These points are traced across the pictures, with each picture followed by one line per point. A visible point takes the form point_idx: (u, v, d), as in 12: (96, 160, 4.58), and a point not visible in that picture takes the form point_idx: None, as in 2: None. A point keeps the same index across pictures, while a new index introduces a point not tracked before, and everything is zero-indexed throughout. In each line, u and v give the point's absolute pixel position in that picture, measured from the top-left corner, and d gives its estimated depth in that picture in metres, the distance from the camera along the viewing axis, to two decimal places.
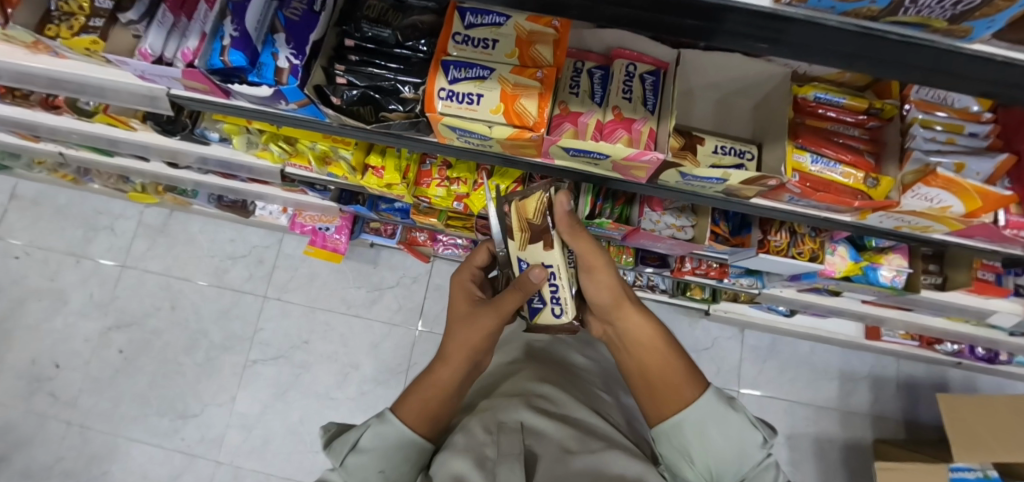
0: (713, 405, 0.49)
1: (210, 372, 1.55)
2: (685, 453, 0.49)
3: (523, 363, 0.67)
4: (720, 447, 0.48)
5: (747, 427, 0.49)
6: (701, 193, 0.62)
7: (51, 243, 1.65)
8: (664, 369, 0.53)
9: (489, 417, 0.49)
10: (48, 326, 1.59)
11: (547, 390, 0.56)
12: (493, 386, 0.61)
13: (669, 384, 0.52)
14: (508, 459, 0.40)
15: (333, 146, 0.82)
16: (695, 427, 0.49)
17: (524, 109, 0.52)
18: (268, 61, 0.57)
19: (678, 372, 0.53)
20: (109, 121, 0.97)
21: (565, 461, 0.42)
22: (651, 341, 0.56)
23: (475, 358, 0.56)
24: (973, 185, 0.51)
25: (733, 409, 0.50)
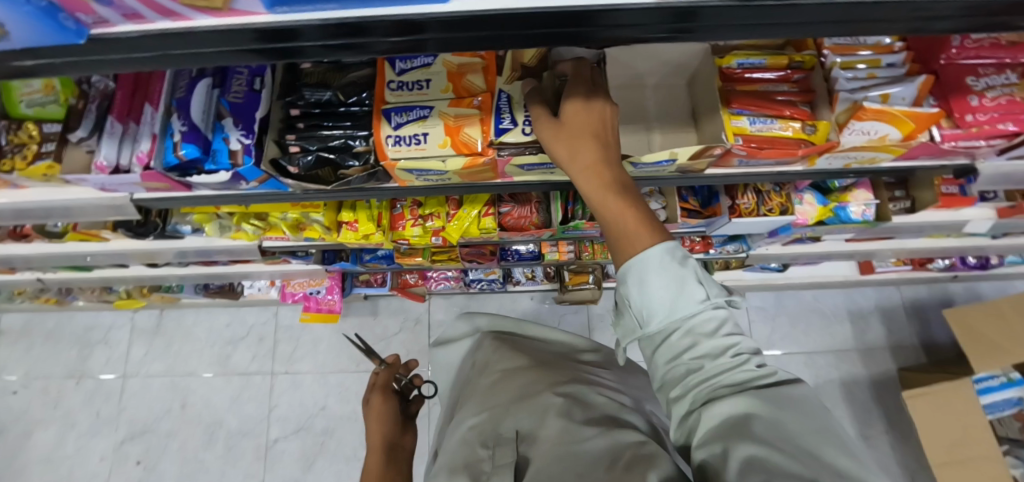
0: (659, 258, 0.35)
1: (233, 462, 1.52)
2: (625, 307, 0.37)
3: (512, 362, 0.68)
4: (661, 309, 0.34)
5: (696, 289, 0.34)
6: (660, 176, 0.66)
7: (48, 370, 1.63)
8: (620, 217, 0.38)
9: (487, 430, 0.52)
10: (60, 454, 1.55)
11: (538, 385, 0.58)
12: (490, 389, 0.62)
13: (618, 231, 0.38)
14: (502, 470, 0.44)
15: (303, 212, 0.84)
16: (632, 279, 0.35)
17: (470, 138, 0.55)
18: (220, 146, 0.59)
19: (631, 218, 0.38)
20: (80, 237, 0.98)
21: (557, 454, 0.43)
22: (594, 165, 0.41)
23: (391, 438, 0.74)
24: (901, 110, 0.54)
25: (690, 272, 0.34)
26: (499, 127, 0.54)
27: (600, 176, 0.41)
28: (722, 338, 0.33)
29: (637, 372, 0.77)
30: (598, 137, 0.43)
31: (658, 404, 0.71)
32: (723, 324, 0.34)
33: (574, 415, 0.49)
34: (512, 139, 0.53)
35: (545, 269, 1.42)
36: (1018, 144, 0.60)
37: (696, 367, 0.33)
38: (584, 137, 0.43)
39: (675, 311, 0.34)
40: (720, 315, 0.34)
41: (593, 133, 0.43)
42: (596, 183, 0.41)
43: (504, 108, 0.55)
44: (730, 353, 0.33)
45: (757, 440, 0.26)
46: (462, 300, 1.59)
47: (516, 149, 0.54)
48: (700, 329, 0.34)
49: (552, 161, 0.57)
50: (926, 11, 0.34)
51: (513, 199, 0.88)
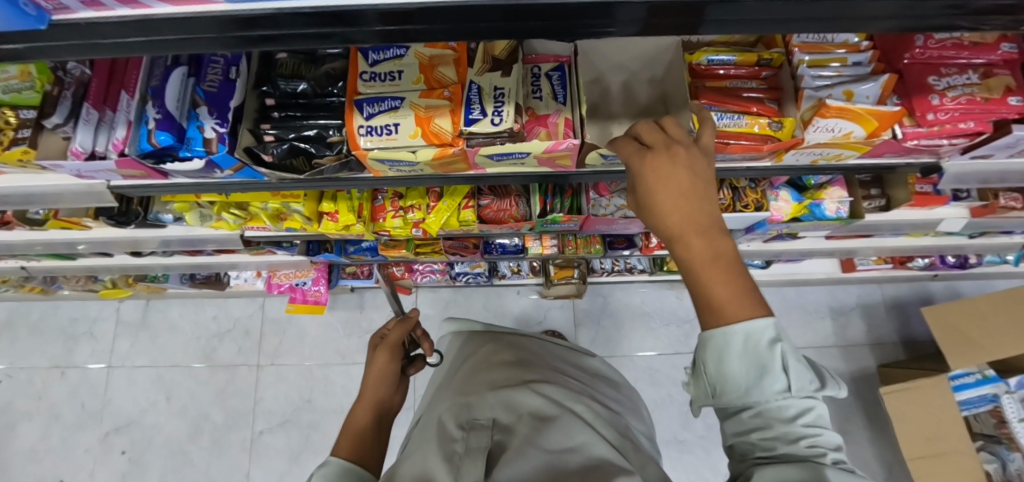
0: (747, 344, 0.35)
1: (219, 453, 1.53)
2: (700, 373, 0.39)
3: (496, 371, 0.72)
4: (736, 387, 0.36)
5: (776, 379, 0.34)
6: None
7: (33, 361, 1.63)
8: (711, 290, 0.36)
9: (464, 421, 0.58)
10: (46, 446, 1.56)
11: (520, 394, 0.63)
12: (475, 389, 0.68)
13: (707, 303, 0.37)
14: (473, 452, 0.50)
15: (284, 202, 0.84)
16: (710, 355, 0.36)
17: (440, 128, 0.55)
18: (195, 134, 0.59)
19: (728, 295, 0.36)
20: (62, 225, 0.98)
21: (525, 453, 0.49)
22: (687, 230, 0.37)
23: (380, 398, 0.78)
24: (863, 109, 0.55)
25: (774, 356, 0.34)
26: (468, 117, 0.54)
27: (696, 239, 0.37)
28: (800, 427, 0.34)
29: (613, 384, 0.84)
30: (693, 195, 0.37)
31: (624, 410, 0.77)
32: (805, 413, 0.35)
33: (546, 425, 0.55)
34: (481, 129, 0.54)
35: (530, 264, 1.43)
36: (980, 143, 0.62)
37: (767, 445, 0.35)
38: (677, 195, 0.37)
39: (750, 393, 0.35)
40: (798, 406, 0.35)
41: (689, 190, 0.37)
42: (691, 250, 0.37)
43: (474, 100, 0.55)
44: (805, 441, 0.34)
45: None
46: (449, 294, 1.60)
47: (488, 139, 0.55)
48: (773, 413, 0.35)
49: (523, 150, 0.56)
50: (871, 10, 0.34)
51: (492, 192, 0.89)
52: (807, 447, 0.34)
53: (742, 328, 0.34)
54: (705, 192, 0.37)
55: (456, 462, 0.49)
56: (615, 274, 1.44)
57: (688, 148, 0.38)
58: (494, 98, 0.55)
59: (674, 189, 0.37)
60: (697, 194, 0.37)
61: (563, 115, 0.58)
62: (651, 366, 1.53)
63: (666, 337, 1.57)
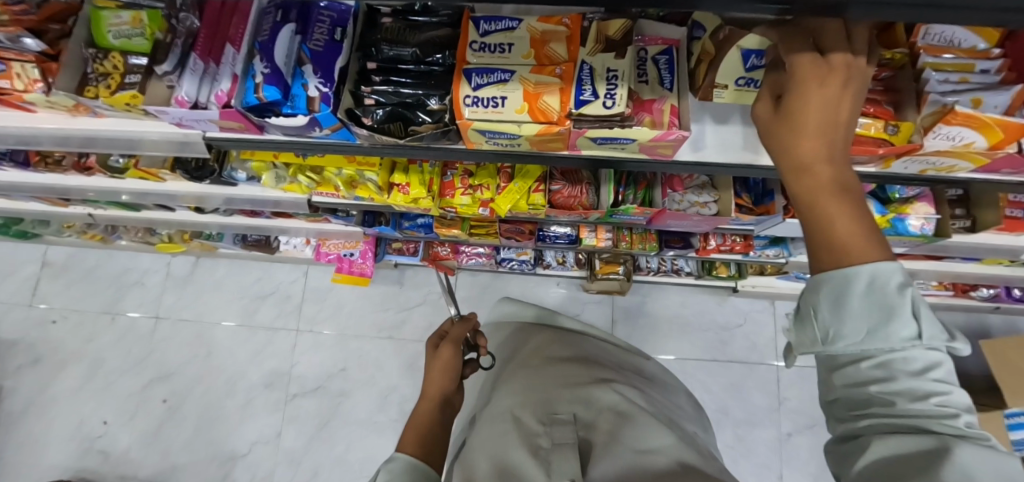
0: (874, 286, 0.29)
1: (253, 412, 1.56)
2: (804, 318, 0.33)
3: (561, 368, 0.75)
4: (853, 332, 0.30)
5: (905, 325, 0.28)
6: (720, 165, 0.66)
7: (85, 305, 1.70)
8: (833, 221, 0.31)
9: (542, 414, 0.60)
10: (91, 387, 1.63)
11: (592, 393, 0.65)
12: (545, 382, 0.70)
13: (821, 236, 0.31)
14: (561, 447, 0.51)
15: (359, 170, 0.86)
16: (824, 294, 0.31)
17: (547, 105, 0.55)
18: (299, 92, 0.60)
19: (853, 233, 0.30)
20: (139, 174, 1.01)
21: (618, 457, 0.50)
22: (820, 153, 0.32)
23: (445, 392, 0.82)
24: (991, 118, 0.53)
25: (906, 304, 0.29)
26: (579, 98, 0.54)
27: (828, 167, 0.32)
28: (928, 382, 0.28)
29: (668, 385, 0.86)
30: (839, 125, 0.33)
31: (689, 414, 0.78)
32: (932, 368, 0.29)
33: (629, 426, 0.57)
34: (592, 111, 0.54)
35: (575, 255, 1.41)
36: None
37: (886, 401, 0.29)
38: (820, 115, 0.33)
39: (873, 339, 0.29)
40: (925, 359, 0.29)
41: (834, 114, 0.33)
42: (819, 176, 0.32)
43: (585, 80, 0.55)
44: (936, 399, 0.28)
45: None
46: (488, 279, 1.60)
47: (595, 121, 0.55)
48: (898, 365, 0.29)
49: (628, 137, 0.56)
50: None
51: (564, 177, 0.88)
52: (936, 404, 0.28)
53: (870, 268, 0.29)
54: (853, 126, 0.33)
55: (543, 457, 0.51)
56: (660, 274, 1.42)
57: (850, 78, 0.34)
58: (606, 79, 0.55)
59: (826, 109, 0.33)
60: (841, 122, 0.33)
61: (670, 103, 0.57)
62: (687, 372, 1.51)
63: (704, 343, 1.54)
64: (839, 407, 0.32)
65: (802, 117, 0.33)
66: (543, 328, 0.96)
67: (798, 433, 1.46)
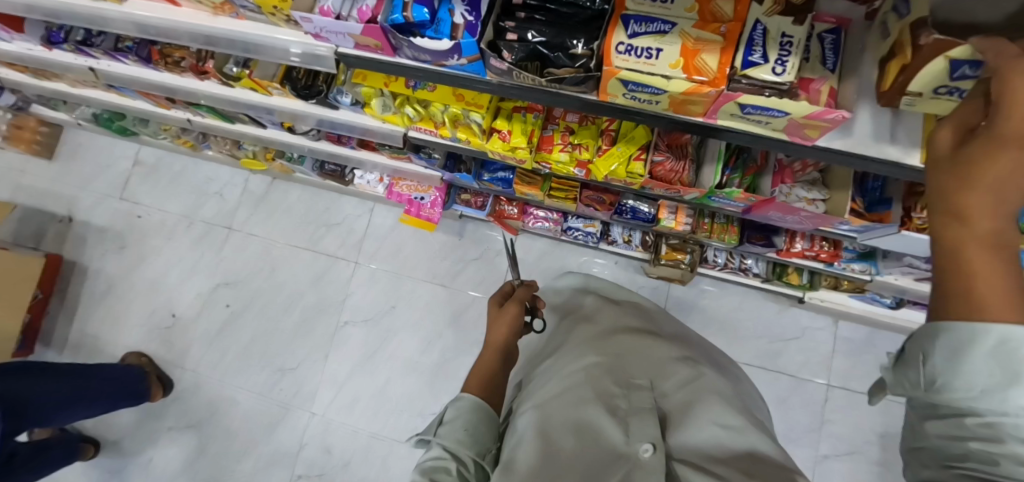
0: (998, 347, 0.27)
1: (305, 331, 1.66)
2: (921, 361, 0.33)
3: (623, 339, 0.75)
4: (967, 385, 0.29)
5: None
6: (861, 156, 0.58)
7: (169, 206, 1.83)
8: (969, 274, 0.29)
9: (618, 375, 0.62)
10: (166, 280, 1.77)
11: (667, 369, 0.65)
12: (616, 347, 0.70)
13: (954, 285, 0.30)
14: (641, 414, 0.53)
15: (464, 109, 0.85)
16: (942, 342, 0.30)
17: (704, 64, 0.53)
18: (445, 17, 0.61)
19: (1000, 291, 0.28)
20: (250, 85, 1.05)
21: (698, 429, 0.51)
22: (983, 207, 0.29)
23: (511, 342, 0.85)
24: None
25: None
26: (748, 59, 0.52)
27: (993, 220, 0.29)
28: None
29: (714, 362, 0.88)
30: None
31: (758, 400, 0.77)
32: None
33: (711, 401, 0.57)
34: (759, 74, 0.52)
35: (643, 237, 1.38)
36: None
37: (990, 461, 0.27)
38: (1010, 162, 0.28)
39: (986, 398, 0.28)
40: None
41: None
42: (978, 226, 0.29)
43: (756, 42, 0.53)
44: None
45: None
46: (546, 246, 1.60)
47: (757, 86, 0.53)
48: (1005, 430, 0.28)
49: (782, 108, 0.53)
50: None
51: (670, 151, 0.85)
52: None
53: (1001, 329, 0.27)
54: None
55: (621, 419, 0.53)
56: (726, 271, 1.38)
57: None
58: (779, 44, 0.52)
59: (1016, 168, 0.28)
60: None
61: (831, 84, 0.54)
62: None
63: (755, 349, 1.50)
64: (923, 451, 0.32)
65: (979, 168, 0.29)
66: (612, 299, 0.96)
67: (835, 456, 1.42)
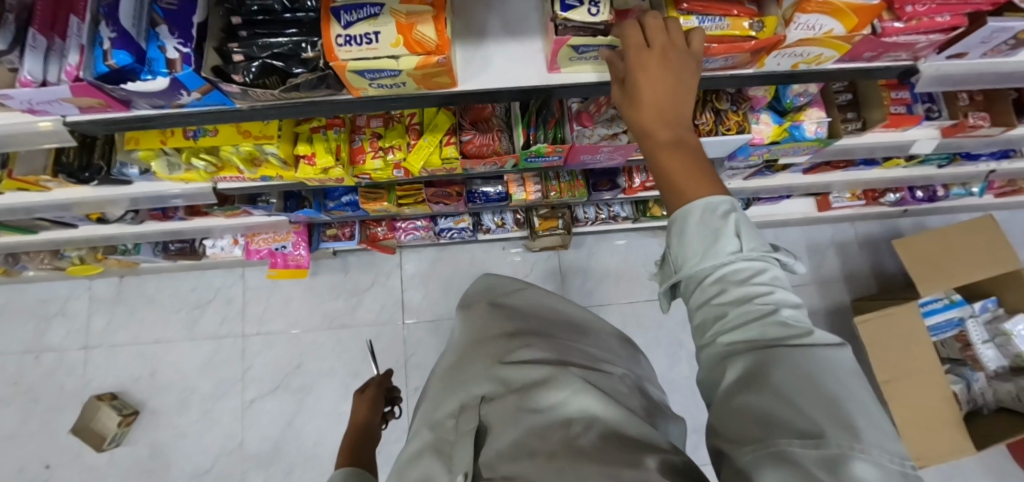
0: (701, 211, 0.36)
1: (210, 424, 1.51)
2: (672, 255, 0.39)
3: (480, 332, 0.62)
4: (693, 256, 0.36)
5: (728, 242, 0.35)
6: (592, 83, 0.66)
7: (3, 346, 1.56)
8: (670, 166, 0.41)
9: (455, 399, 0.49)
10: (27, 431, 1.51)
11: (526, 348, 0.54)
12: (468, 354, 0.58)
13: (666, 180, 0.41)
14: (464, 439, 0.41)
15: (257, 145, 0.80)
16: (680, 223, 0.37)
17: (423, 36, 0.53)
18: (157, 55, 0.56)
19: (686, 172, 0.40)
20: (18, 186, 0.91)
21: (531, 417, 0.41)
22: (660, 123, 0.43)
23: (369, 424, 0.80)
24: (845, 2, 0.54)
25: (730, 223, 0.35)
26: (565, 3, 0.54)
27: (666, 130, 0.42)
28: (751, 287, 0.33)
29: (614, 343, 0.73)
30: (665, 98, 0.43)
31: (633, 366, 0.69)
32: (758, 273, 0.34)
33: (553, 373, 0.47)
34: (578, 17, 0.54)
35: (514, 216, 1.43)
36: (955, 39, 0.61)
37: (724, 312, 0.34)
38: (650, 94, 0.44)
39: (706, 256, 0.35)
40: (751, 266, 0.34)
41: (668, 98, 0.43)
42: (665, 136, 0.42)
43: None
44: (759, 299, 0.33)
45: (773, 392, 0.27)
46: (434, 252, 1.63)
47: (580, 28, 0.55)
48: (730, 275, 0.34)
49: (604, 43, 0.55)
50: None
51: (475, 127, 0.87)
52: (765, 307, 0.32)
53: (701, 198, 0.37)
54: (673, 101, 0.43)
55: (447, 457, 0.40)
56: (599, 222, 1.47)
57: (677, 66, 0.45)
58: None
59: (659, 97, 0.43)
60: (670, 105, 0.43)
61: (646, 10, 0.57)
62: (636, 312, 1.60)
63: (651, 281, 1.63)
64: (714, 347, 0.34)
65: (644, 100, 0.44)
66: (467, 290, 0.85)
67: None
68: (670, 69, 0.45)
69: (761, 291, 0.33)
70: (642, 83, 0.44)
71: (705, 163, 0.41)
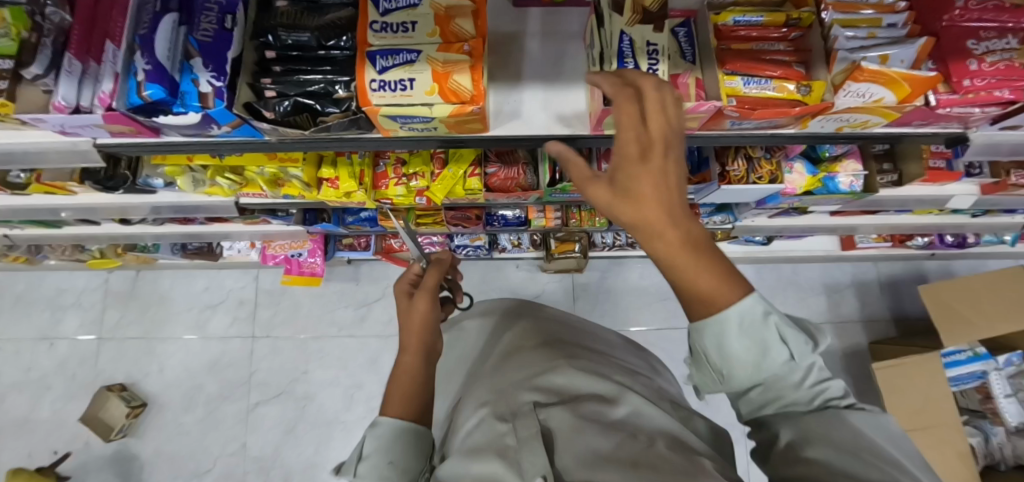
0: (750, 318, 0.29)
1: (214, 423, 1.52)
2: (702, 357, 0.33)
3: (512, 345, 0.60)
4: (744, 363, 0.31)
5: (780, 350, 0.31)
6: None
7: (21, 332, 1.59)
8: (692, 279, 0.28)
9: (503, 402, 0.45)
10: (37, 418, 1.53)
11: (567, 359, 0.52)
12: (502, 364, 0.56)
13: (684, 291, 0.29)
14: (530, 439, 0.36)
15: (281, 167, 0.81)
16: (725, 334, 0.29)
17: (458, 85, 0.51)
18: (190, 88, 0.55)
19: (711, 284, 0.29)
20: (45, 189, 0.92)
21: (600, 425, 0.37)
22: (668, 227, 0.27)
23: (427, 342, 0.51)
24: (898, 72, 0.52)
25: (772, 330, 0.30)
26: (623, 71, 0.51)
27: (673, 234, 0.28)
28: (804, 386, 0.32)
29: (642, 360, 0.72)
30: (664, 186, 0.27)
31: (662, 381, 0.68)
32: (808, 371, 0.32)
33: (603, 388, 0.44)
34: None
35: (531, 237, 1.44)
36: (1011, 112, 0.59)
37: (777, 396, 0.33)
38: (651, 185, 0.27)
39: (760, 363, 0.31)
40: (804, 363, 0.32)
41: (666, 185, 0.28)
42: (672, 246, 0.28)
43: (627, 52, 0.51)
44: (811, 389, 0.32)
45: (838, 449, 0.28)
46: None
47: None
48: (783, 374, 0.32)
49: None
50: None
51: (500, 159, 0.87)
52: (815, 390, 0.33)
53: (737, 313, 0.28)
54: (672, 185, 0.28)
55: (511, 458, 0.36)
56: (615, 248, 1.45)
57: (671, 130, 0.29)
58: (647, 52, 0.52)
59: (661, 188, 0.27)
60: (673, 196, 0.28)
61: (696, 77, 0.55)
62: (646, 341, 1.58)
63: (663, 311, 1.61)
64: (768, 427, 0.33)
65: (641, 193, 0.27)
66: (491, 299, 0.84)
67: None
68: (665, 141, 0.28)
69: (802, 383, 0.32)
70: (636, 172, 0.27)
71: (717, 256, 0.30)
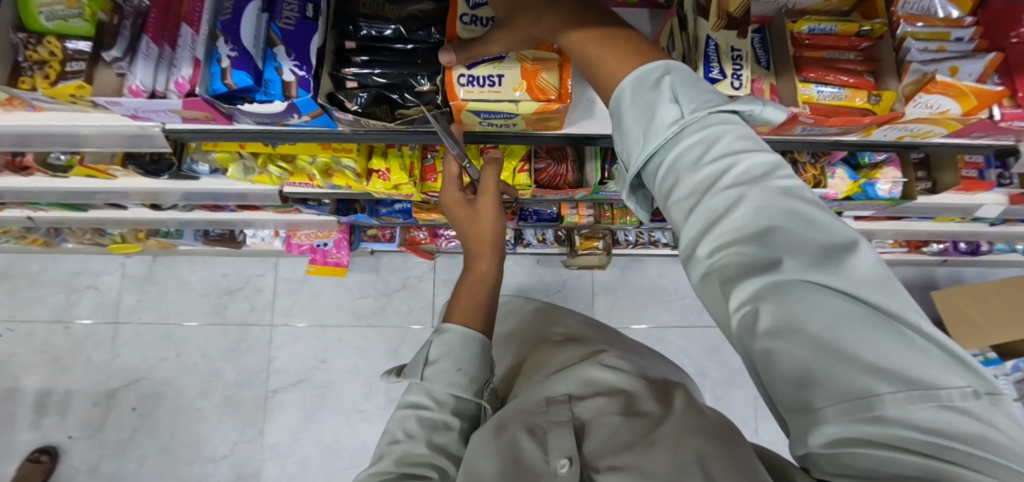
0: (647, 113, 0.32)
1: (232, 410, 1.52)
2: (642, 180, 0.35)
3: (548, 347, 0.59)
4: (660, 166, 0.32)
5: (686, 136, 0.31)
6: None
7: (36, 314, 1.57)
8: (605, 65, 0.37)
9: (535, 395, 0.45)
10: (52, 400, 1.52)
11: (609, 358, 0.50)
12: (538, 363, 0.55)
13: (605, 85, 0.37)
14: (559, 426, 0.38)
15: (334, 157, 0.81)
16: (630, 134, 0.33)
17: (545, 83, 0.53)
18: (274, 77, 0.55)
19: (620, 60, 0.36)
20: (86, 172, 0.91)
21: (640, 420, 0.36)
22: (580, 39, 0.39)
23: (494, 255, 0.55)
24: (969, 86, 0.54)
25: (664, 113, 0.32)
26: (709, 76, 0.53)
27: (588, 45, 0.39)
28: (718, 183, 0.28)
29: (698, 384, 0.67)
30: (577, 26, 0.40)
31: None
32: (726, 170, 0.29)
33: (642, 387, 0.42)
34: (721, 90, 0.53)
35: (556, 233, 1.45)
36: None
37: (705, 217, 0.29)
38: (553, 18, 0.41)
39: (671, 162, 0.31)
40: (718, 165, 0.29)
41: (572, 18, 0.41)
42: (589, 48, 0.38)
43: (712, 58, 0.54)
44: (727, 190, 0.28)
45: (761, 280, 0.25)
46: None
47: None
48: (688, 171, 0.30)
49: None
50: None
51: (549, 155, 0.88)
52: (735, 197, 0.28)
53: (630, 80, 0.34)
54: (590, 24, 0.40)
55: (540, 438, 0.37)
56: (638, 246, 1.47)
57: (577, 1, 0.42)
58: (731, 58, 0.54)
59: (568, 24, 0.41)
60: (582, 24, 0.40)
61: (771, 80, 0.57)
62: (663, 337, 1.60)
63: (680, 309, 1.63)
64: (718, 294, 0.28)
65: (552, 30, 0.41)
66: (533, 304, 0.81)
67: None
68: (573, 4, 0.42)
69: (741, 206, 0.27)
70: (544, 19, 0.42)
71: (634, 44, 0.36)
